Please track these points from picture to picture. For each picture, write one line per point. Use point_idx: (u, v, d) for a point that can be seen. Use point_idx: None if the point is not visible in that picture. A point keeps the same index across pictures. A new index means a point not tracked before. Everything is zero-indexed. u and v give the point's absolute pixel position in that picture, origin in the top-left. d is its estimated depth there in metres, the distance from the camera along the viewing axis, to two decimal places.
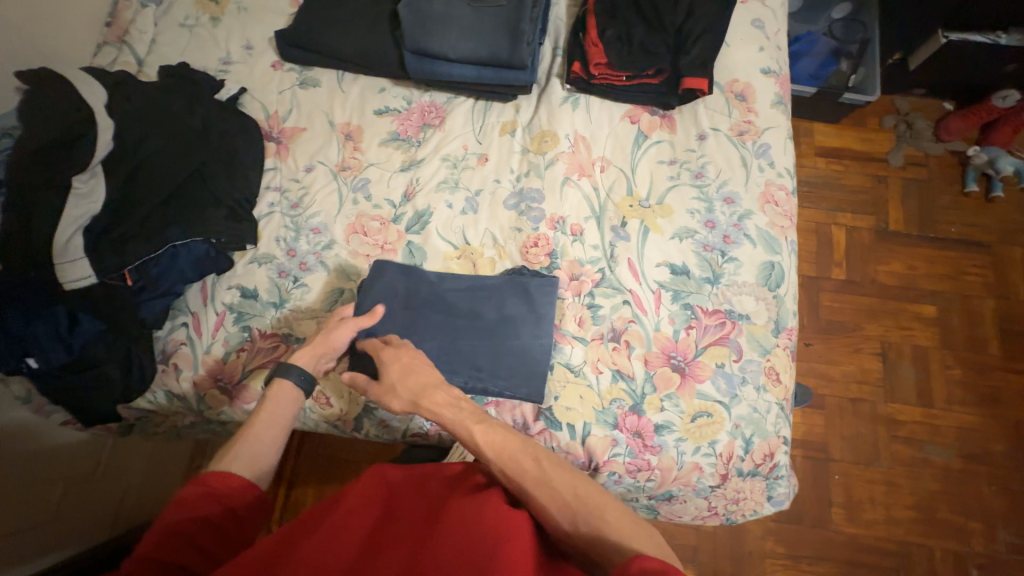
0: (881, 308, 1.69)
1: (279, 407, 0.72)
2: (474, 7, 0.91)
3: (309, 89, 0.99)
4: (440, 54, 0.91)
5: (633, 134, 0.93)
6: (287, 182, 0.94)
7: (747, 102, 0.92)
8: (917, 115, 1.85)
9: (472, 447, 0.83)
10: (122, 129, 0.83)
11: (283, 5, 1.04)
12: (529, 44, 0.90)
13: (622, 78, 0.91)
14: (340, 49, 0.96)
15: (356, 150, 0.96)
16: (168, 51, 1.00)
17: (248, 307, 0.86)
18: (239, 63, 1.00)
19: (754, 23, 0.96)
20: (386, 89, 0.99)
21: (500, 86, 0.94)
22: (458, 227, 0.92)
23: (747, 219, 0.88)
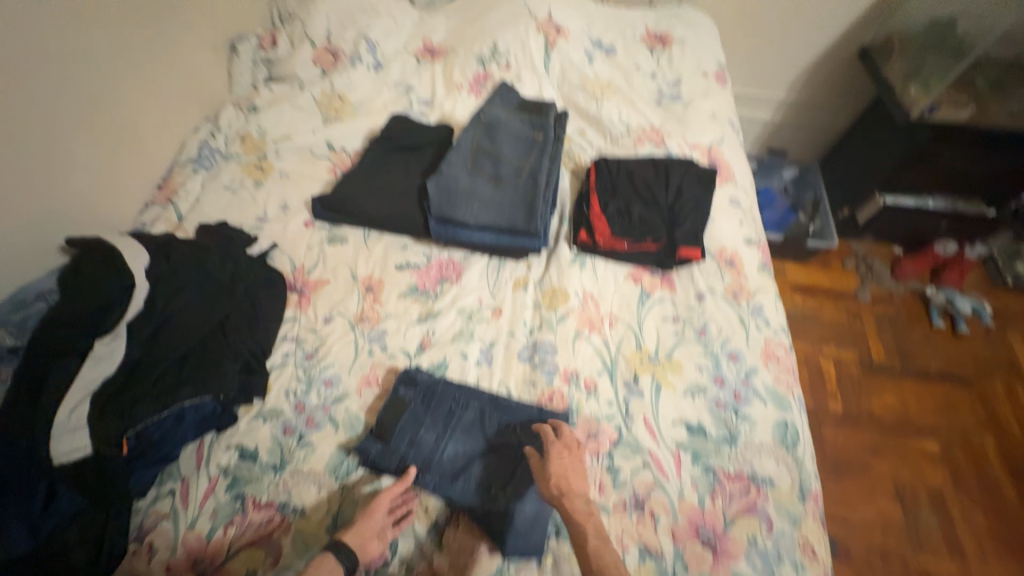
0: (886, 443, 1.67)
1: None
2: (493, 184, 1.04)
3: (337, 244, 1.07)
4: (463, 222, 1.01)
5: (637, 292, 1.01)
6: (304, 332, 0.95)
7: (736, 267, 1.02)
8: (872, 258, 2.07)
9: None
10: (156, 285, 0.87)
11: (323, 174, 1.18)
12: (542, 217, 1.01)
13: (623, 244, 1.02)
14: (371, 212, 1.07)
15: (376, 302, 1.00)
16: (209, 209, 1.10)
17: (244, 470, 0.80)
18: (274, 221, 1.10)
19: (731, 201, 1.12)
20: (408, 246, 1.08)
21: (515, 248, 1.03)
22: (472, 380, 0.92)
23: (754, 375, 0.91)
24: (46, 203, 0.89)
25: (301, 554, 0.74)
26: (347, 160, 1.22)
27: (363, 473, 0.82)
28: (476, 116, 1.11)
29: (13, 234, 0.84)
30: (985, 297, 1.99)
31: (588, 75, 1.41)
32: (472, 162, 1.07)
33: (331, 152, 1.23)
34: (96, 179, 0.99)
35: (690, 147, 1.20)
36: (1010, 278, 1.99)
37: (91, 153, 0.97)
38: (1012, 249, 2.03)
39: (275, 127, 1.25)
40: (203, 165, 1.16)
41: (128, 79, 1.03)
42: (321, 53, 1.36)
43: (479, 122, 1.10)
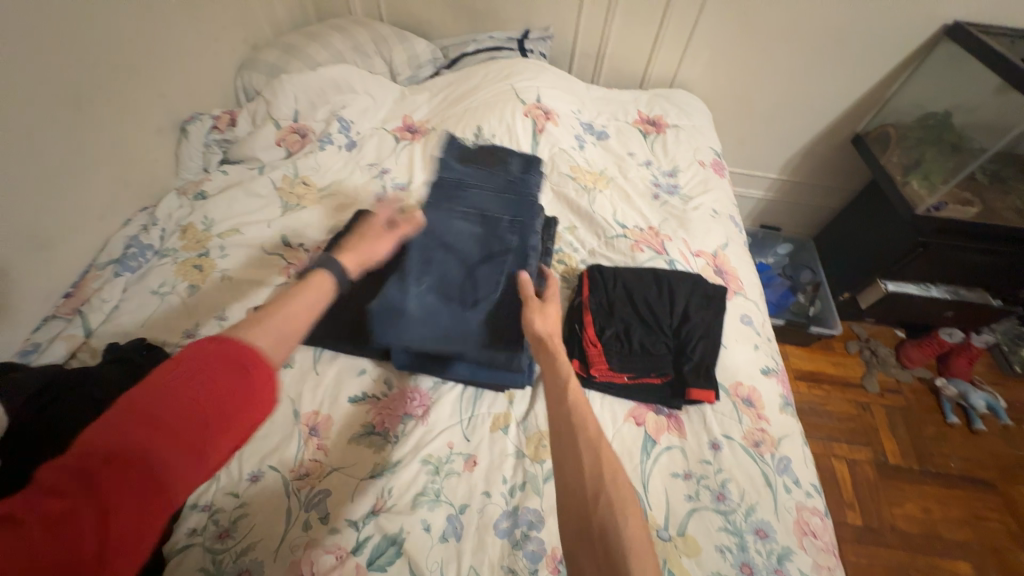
0: (916, 566, 1.48)
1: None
2: (482, 249, 0.91)
3: (279, 368, 0.89)
4: (442, 279, 0.88)
5: (641, 437, 0.84)
6: (224, 496, 0.75)
7: (755, 407, 0.87)
8: (875, 342, 1.98)
9: None
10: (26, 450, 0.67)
11: (273, 276, 1.02)
12: (527, 350, 0.85)
13: (623, 378, 0.86)
14: (323, 332, 0.90)
15: (320, 448, 0.81)
16: (127, 322, 0.91)
17: None
18: (206, 336, 0.92)
19: (743, 319, 0.98)
20: (368, 371, 0.91)
21: (496, 382, 0.87)
22: (435, 567, 0.71)
23: (788, 560, 0.73)
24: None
25: None
26: (305, 257, 1.06)
27: None
28: (430, 212, 0.94)
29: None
30: (996, 387, 1.88)
31: (579, 163, 1.30)
32: (421, 270, 0.87)
33: (287, 247, 1.08)
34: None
35: (693, 254, 1.07)
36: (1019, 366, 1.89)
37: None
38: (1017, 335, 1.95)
39: (224, 217, 1.09)
40: (128, 265, 0.99)
41: (42, 178, 0.88)
42: (286, 134, 1.24)
43: (433, 220, 0.93)
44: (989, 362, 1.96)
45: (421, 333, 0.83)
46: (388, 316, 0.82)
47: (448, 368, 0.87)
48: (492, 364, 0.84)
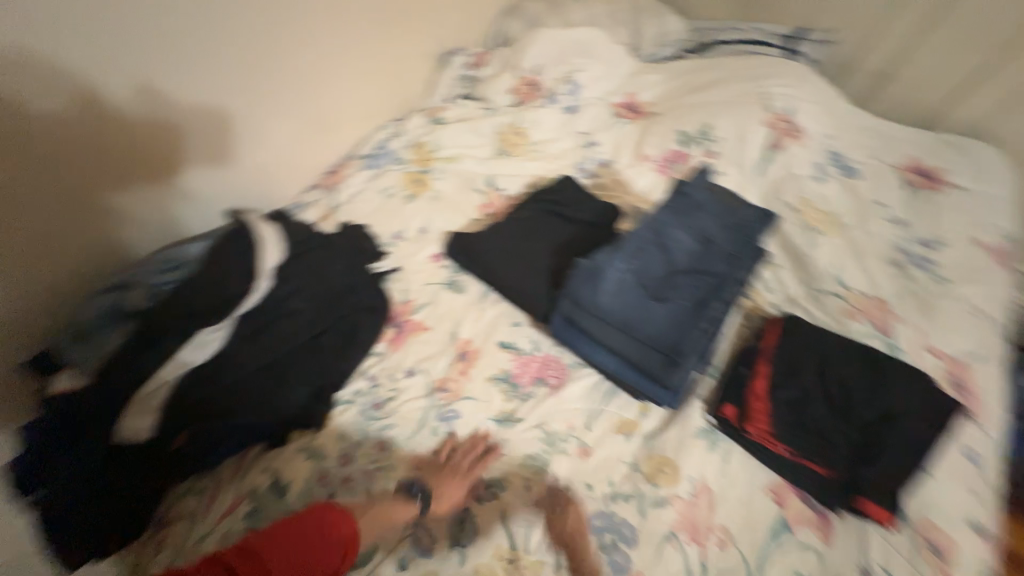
0: None
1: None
2: (702, 275, 0.81)
3: (453, 292, 1.00)
4: (645, 284, 0.82)
5: (773, 518, 0.74)
6: (384, 375, 0.89)
7: (943, 562, 0.69)
8: None
9: None
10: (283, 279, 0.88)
11: (471, 209, 1.12)
12: (687, 371, 0.76)
13: (780, 448, 0.76)
14: (496, 275, 0.97)
15: (463, 373, 0.90)
16: (359, 208, 1.11)
17: (266, 504, 0.73)
18: (408, 242, 1.07)
19: (968, 453, 0.76)
20: (521, 325, 0.95)
21: (636, 388, 0.81)
22: (525, 524, 0.75)
23: None
24: (161, 200, 0.98)
25: None
26: (500, 202, 1.14)
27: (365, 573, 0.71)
28: (665, 208, 0.88)
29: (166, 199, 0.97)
30: None
31: (809, 196, 1.12)
32: (634, 251, 0.84)
33: (488, 188, 1.17)
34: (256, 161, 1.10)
35: (926, 349, 0.86)
36: None
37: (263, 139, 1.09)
38: None
39: (449, 145, 1.23)
40: (371, 164, 1.18)
41: (325, 82, 1.13)
42: (520, 84, 1.31)
43: (662, 216, 0.87)
44: None
45: (592, 321, 0.83)
46: (581, 291, 0.84)
47: (594, 347, 0.83)
48: (639, 373, 0.79)
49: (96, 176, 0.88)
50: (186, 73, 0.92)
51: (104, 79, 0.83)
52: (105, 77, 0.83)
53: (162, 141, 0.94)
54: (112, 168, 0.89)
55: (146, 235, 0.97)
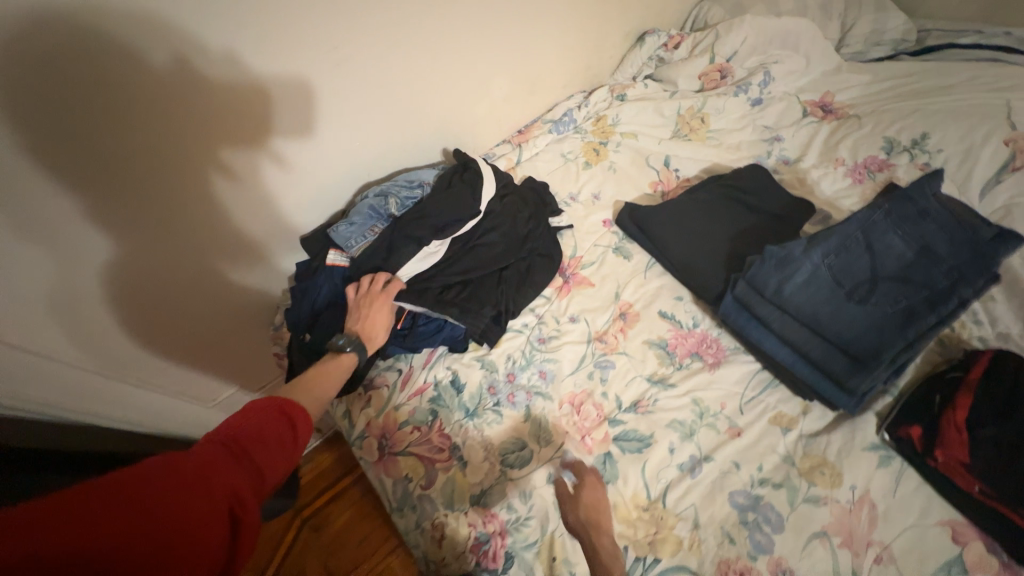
0: None
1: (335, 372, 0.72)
2: (907, 284, 0.77)
3: (620, 257, 1.04)
4: (839, 282, 0.80)
5: (949, 555, 0.68)
6: (550, 316, 0.98)
7: None
8: None
9: None
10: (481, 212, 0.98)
11: (645, 185, 1.16)
12: (874, 379, 0.73)
13: (971, 485, 0.69)
14: (668, 248, 0.99)
15: (621, 332, 0.95)
16: (541, 167, 1.21)
17: (446, 395, 0.87)
18: (581, 204, 1.14)
19: None
20: (683, 301, 0.97)
21: (806, 385, 0.80)
22: (666, 480, 0.80)
23: None
24: (254, 159, 0.89)
25: (444, 500, 0.79)
26: (675, 183, 1.16)
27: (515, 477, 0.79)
28: (884, 210, 0.82)
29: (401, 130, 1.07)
30: None
31: None
32: (837, 247, 0.82)
33: (663, 167, 1.19)
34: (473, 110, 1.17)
35: None
36: None
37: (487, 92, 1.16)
38: None
39: (630, 122, 1.27)
40: (555, 129, 1.27)
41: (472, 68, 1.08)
42: (712, 70, 1.30)
43: (875, 216, 0.82)
44: None
45: (772, 310, 0.81)
46: (764, 276, 0.83)
47: (765, 333, 0.82)
48: (816, 367, 0.77)
49: (186, 150, 0.81)
50: (315, 60, 0.85)
51: (202, 32, 0.72)
52: (199, 32, 0.71)
53: (250, 99, 0.83)
54: (203, 125, 0.80)
55: (235, 193, 0.91)
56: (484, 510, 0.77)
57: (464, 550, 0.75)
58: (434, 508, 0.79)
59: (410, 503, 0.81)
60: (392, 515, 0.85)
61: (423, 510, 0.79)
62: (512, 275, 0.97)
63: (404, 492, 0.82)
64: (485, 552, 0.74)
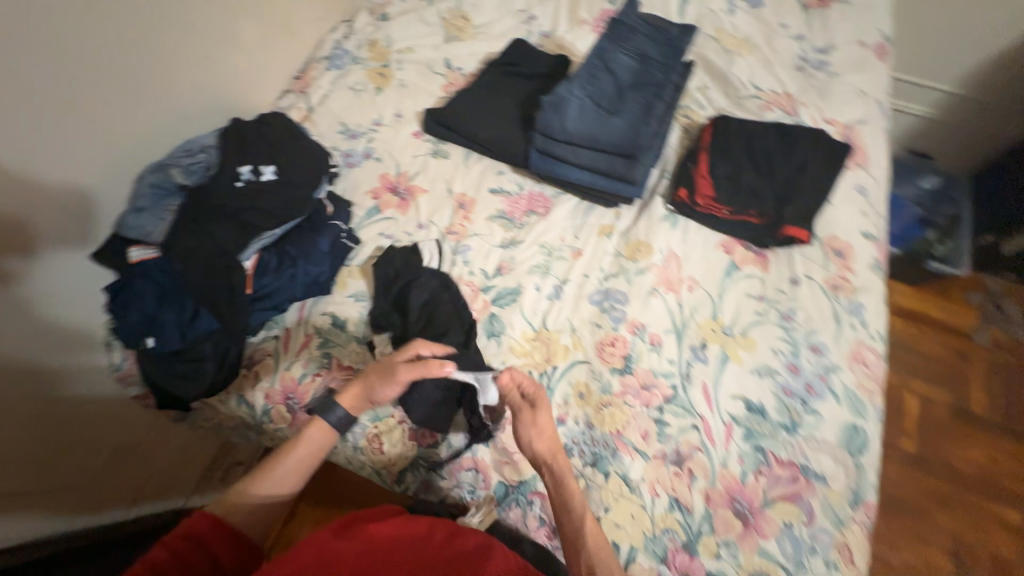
0: (953, 497, 1.53)
1: (308, 452, 0.71)
2: (641, 86, 0.98)
3: (440, 159, 1.13)
4: (600, 105, 0.98)
5: (725, 263, 0.97)
6: (400, 233, 1.03)
7: (844, 259, 0.94)
8: (1005, 299, 1.79)
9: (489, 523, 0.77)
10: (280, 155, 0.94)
11: (437, 90, 1.23)
12: (646, 165, 0.95)
13: (723, 211, 0.98)
14: (476, 133, 1.10)
15: (465, 219, 1.06)
16: (334, 105, 1.19)
17: (334, 335, 0.90)
18: (388, 127, 1.17)
19: (857, 189, 1.01)
20: (505, 173, 1.11)
21: (609, 194, 1.00)
22: (542, 310, 0.96)
23: (833, 373, 0.86)
24: None
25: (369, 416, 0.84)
26: (462, 80, 1.25)
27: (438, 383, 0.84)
28: (606, 38, 1.02)
29: (156, 119, 0.92)
30: None
31: (724, 27, 1.28)
32: (588, 79, 1.00)
33: (447, 70, 1.27)
34: (232, 64, 1.06)
35: (824, 121, 1.08)
36: None
37: (239, 42, 1.06)
38: None
39: (401, 38, 1.30)
40: (334, 66, 1.24)
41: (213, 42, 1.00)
42: None
43: (605, 45, 1.01)
44: None
45: (565, 147, 0.98)
46: (549, 123, 0.99)
47: (568, 168, 0.99)
48: (609, 176, 0.97)
49: None
50: None
51: None
52: None
53: None
54: None
55: None
56: None
57: (405, 442, 0.84)
58: (364, 427, 0.84)
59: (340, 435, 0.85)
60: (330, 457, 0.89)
61: (356, 434, 0.85)
62: (384, 273, 0.95)
63: None
64: (422, 434, 0.84)
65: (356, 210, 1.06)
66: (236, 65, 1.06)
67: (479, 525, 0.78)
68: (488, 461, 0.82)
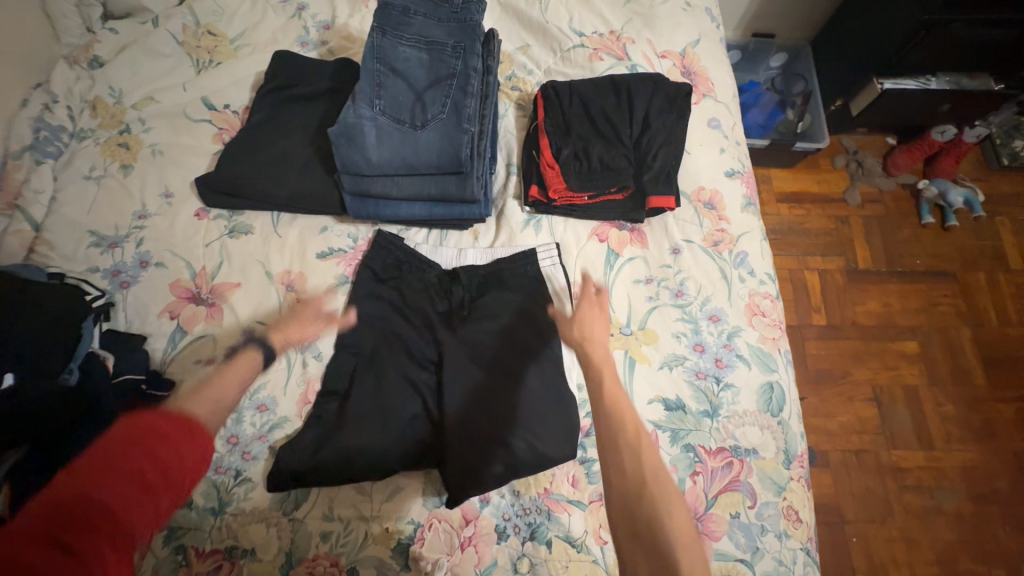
0: (864, 350, 1.69)
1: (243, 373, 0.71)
2: (440, 79, 0.78)
3: (242, 237, 0.88)
4: (400, 120, 0.78)
5: (603, 253, 0.87)
6: (222, 351, 0.81)
7: (716, 210, 0.87)
8: (864, 153, 1.89)
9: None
10: None
11: (207, 144, 0.95)
12: (479, 177, 0.79)
13: (584, 198, 0.86)
14: (272, 193, 0.86)
15: (300, 303, 0.85)
16: (71, 210, 0.88)
17: (181, 520, 0.72)
18: (157, 215, 0.89)
19: (710, 124, 0.92)
20: (330, 228, 0.90)
21: (455, 219, 0.84)
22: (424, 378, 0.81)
23: (737, 337, 0.82)
24: None
25: None
26: (236, 120, 0.97)
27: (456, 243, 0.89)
28: (380, 29, 0.80)
29: None
30: (978, 184, 1.87)
31: None
32: (375, 90, 0.78)
33: (211, 111, 0.97)
34: None
35: (658, 56, 0.96)
36: (1007, 158, 1.85)
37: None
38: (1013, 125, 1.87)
39: (132, 86, 0.97)
40: (47, 152, 0.90)
41: None
42: None
43: (380, 38, 0.79)
44: (980, 158, 1.91)
45: (382, 184, 0.80)
46: (351, 160, 0.79)
47: (396, 206, 0.82)
48: (443, 200, 0.81)
49: None
50: None
51: None
52: None
53: None
54: None
55: None
56: (304, 564, 0.71)
57: None
58: None
59: None
60: None
61: None
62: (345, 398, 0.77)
63: None
64: None
65: (154, 343, 0.82)
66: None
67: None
68: None
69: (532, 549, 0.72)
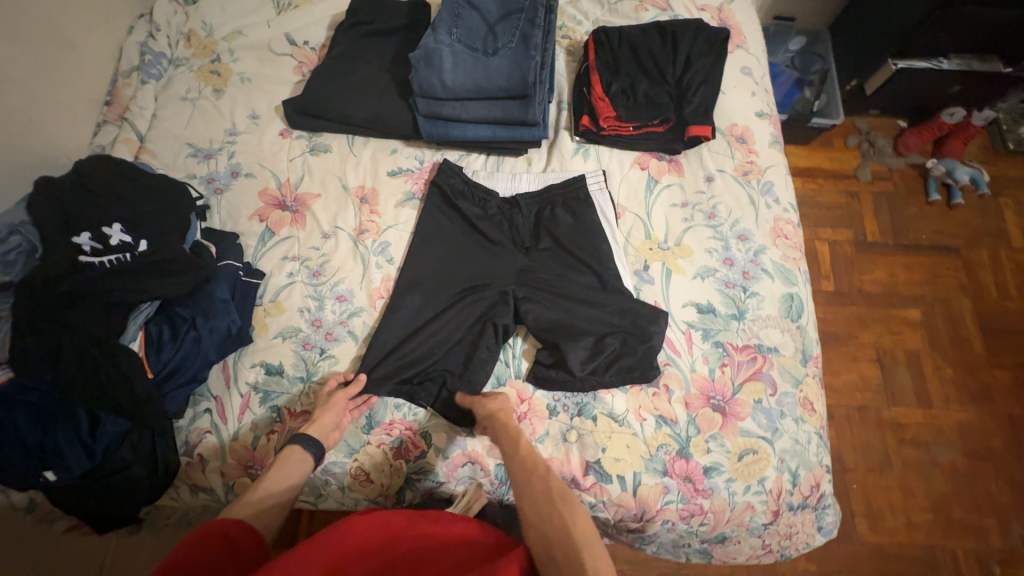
0: (870, 316, 1.79)
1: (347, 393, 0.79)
2: (509, 13, 0.89)
3: (321, 155, 0.99)
4: (474, 49, 0.89)
5: (644, 179, 0.97)
6: (306, 250, 0.92)
7: (747, 144, 0.98)
8: (876, 133, 1.98)
9: (478, 498, 0.80)
10: (124, 205, 0.77)
11: (289, 74, 1.05)
12: (541, 102, 0.90)
13: (629, 128, 0.96)
14: (352, 116, 0.97)
15: (373, 213, 0.96)
16: (171, 125, 0.99)
17: (274, 384, 0.83)
18: (246, 133, 1.00)
19: (743, 71, 1.02)
20: (399, 150, 1.00)
21: (515, 142, 0.95)
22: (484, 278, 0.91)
23: (762, 254, 0.92)
24: None
25: (345, 451, 0.80)
26: (313, 55, 1.07)
27: (511, 169, 0.97)
28: None
29: None
30: (983, 166, 1.97)
31: None
32: (452, 21, 0.89)
33: (291, 46, 1.07)
34: (10, 108, 0.82)
35: (698, 10, 1.06)
36: (1013, 143, 1.95)
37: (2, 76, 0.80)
38: (1018, 112, 1.98)
39: (222, 21, 1.07)
40: (150, 74, 1.01)
41: None
42: None
43: None
44: (986, 142, 2.01)
45: (454, 107, 0.91)
46: (428, 84, 0.90)
47: (465, 128, 0.93)
48: (508, 123, 0.91)
49: None
50: None
51: None
52: None
53: None
54: None
55: None
56: (381, 427, 0.81)
57: (392, 465, 0.80)
58: (344, 465, 0.80)
59: (322, 483, 0.80)
60: (319, 505, 0.84)
61: (338, 476, 0.80)
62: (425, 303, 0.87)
63: (311, 482, 0.80)
64: (406, 450, 0.80)
65: (246, 241, 0.93)
66: (11, 107, 0.81)
67: (468, 512, 0.78)
68: (481, 449, 0.81)
69: (580, 422, 0.82)
